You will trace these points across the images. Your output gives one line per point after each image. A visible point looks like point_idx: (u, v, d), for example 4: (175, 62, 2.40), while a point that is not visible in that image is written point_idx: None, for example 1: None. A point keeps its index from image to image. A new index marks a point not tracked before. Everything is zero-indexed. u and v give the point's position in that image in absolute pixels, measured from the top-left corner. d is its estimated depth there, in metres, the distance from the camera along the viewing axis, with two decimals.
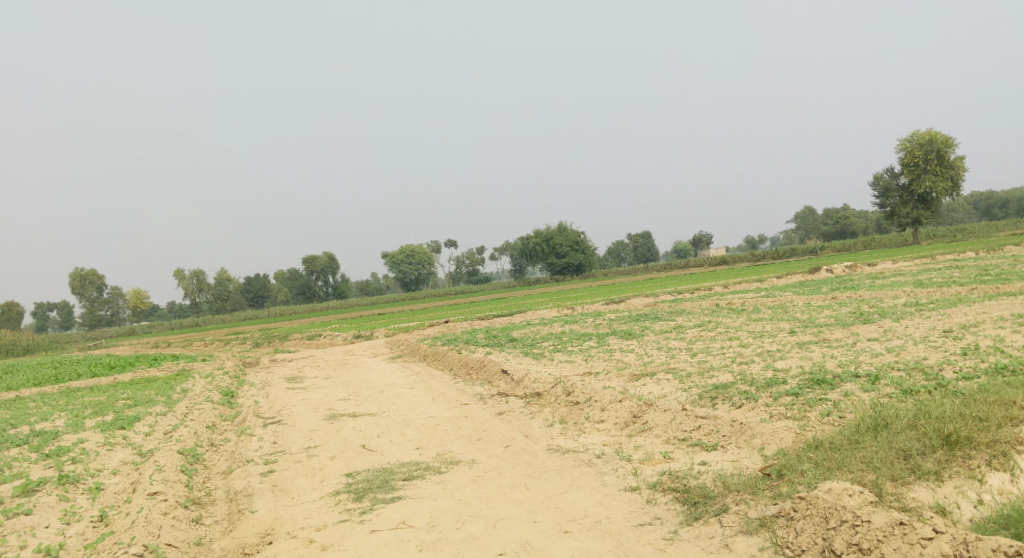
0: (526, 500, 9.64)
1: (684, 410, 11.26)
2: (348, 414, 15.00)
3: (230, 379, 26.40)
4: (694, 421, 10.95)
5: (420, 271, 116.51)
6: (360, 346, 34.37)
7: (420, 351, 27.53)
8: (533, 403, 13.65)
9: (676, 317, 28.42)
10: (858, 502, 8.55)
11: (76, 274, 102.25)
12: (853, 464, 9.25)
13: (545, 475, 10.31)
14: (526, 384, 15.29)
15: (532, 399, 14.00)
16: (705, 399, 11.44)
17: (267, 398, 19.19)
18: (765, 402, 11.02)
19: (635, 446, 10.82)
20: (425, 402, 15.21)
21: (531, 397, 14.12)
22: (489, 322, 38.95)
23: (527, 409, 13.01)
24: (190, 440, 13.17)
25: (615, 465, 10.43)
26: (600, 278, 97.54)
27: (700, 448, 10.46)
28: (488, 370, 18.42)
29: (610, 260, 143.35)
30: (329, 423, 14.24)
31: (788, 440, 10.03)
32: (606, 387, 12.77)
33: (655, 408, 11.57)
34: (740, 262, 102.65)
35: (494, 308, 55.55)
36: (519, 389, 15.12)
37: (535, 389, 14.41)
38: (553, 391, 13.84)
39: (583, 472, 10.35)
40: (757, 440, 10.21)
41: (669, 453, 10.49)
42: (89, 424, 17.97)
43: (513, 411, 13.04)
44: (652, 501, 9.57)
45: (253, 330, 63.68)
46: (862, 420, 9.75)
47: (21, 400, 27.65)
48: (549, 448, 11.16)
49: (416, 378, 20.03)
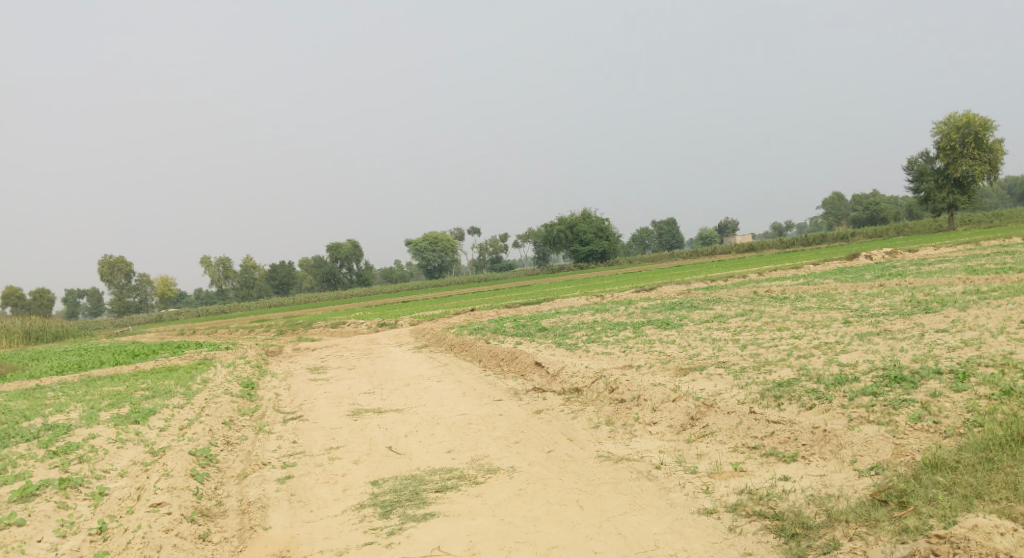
0: (581, 523, 8.54)
1: (752, 413, 10.15)
2: (373, 410, 14.01)
3: (252, 369, 25.58)
4: (765, 427, 9.86)
5: (443, 259, 115.75)
6: (385, 335, 33.50)
7: (447, 340, 26.55)
8: (574, 400, 12.57)
9: (714, 305, 27.15)
10: (999, 538, 7.17)
11: (105, 261, 102.37)
12: (972, 486, 7.95)
13: (600, 490, 9.20)
14: (563, 378, 14.21)
15: (571, 396, 12.93)
16: (769, 400, 10.33)
17: (289, 391, 18.26)
18: (841, 404, 9.89)
19: (699, 455, 9.74)
20: (455, 397, 14.20)
21: (570, 394, 13.03)
22: (516, 310, 37.87)
23: (569, 408, 11.93)
24: (204, 439, 12.22)
25: (682, 480, 9.30)
26: (625, 265, 96.06)
27: (776, 459, 9.37)
28: (521, 362, 17.36)
29: (635, 247, 141.77)
30: (352, 420, 13.25)
31: (887, 453, 8.85)
32: (655, 384, 11.69)
33: (716, 411, 10.46)
34: (768, 249, 100.72)
35: (520, 296, 54.47)
36: (557, 384, 14.04)
37: (574, 384, 13.32)
38: (594, 386, 12.76)
39: (643, 487, 9.23)
40: (846, 451, 9.08)
41: (741, 464, 9.39)
42: (102, 418, 17.13)
43: (552, 410, 11.98)
44: (738, 530, 8.32)
45: (277, 318, 63.17)
46: (994, 434, 8.41)
47: (41, 389, 27.04)
48: (598, 455, 10.09)
49: (444, 369, 19.00)
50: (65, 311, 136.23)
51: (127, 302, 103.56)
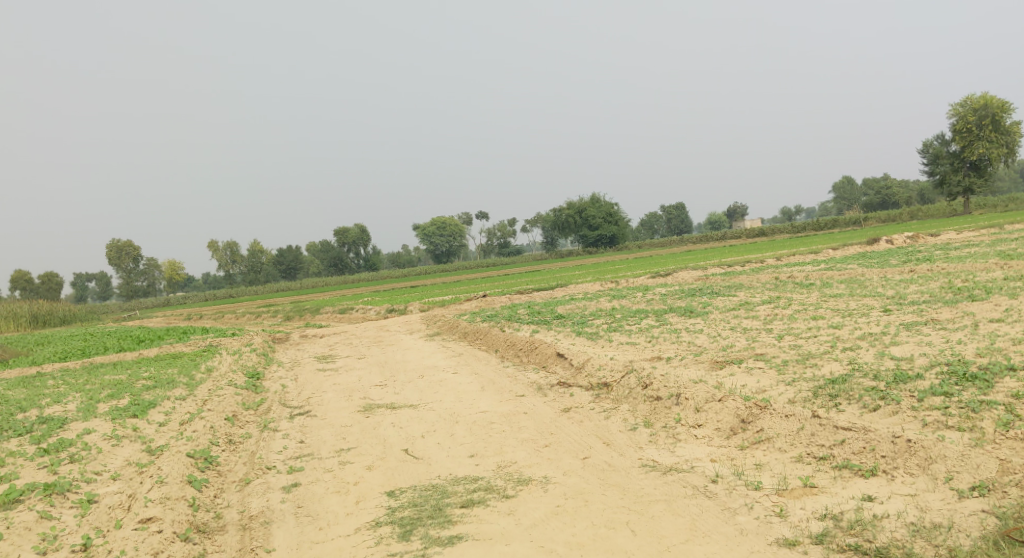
0: (634, 552, 7.63)
1: (814, 418, 9.26)
2: (386, 406, 13.15)
3: (258, 357, 24.69)
4: (832, 434, 9.02)
5: (451, 244, 114.78)
6: (395, 322, 32.57)
7: (460, 328, 25.62)
8: (604, 396, 11.66)
9: (736, 292, 26.15)
10: None
11: (112, 245, 101.51)
12: None
13: (652, 510, 8.28)
14: (589, 371, 13.30)
15: (601, 392, 12.02)
16: (828, 403, 9.43)
17: (297, 383, 17.37)
18: (912, 407, 9.01)
19: (762, 468, 8.88)
20: (473, 391, 13.33)
21: (599, 389, 12.15)
22: (528, 296, 36.89)
23: (600, 408, 11.03)
24: (204, 437, 11.32)
25: (747, 498, 8.41)
26: (634, 250, 94.95)
27: (854, 474, 8.52)
28: (542, 353, 16.46)
29: (643, 232, 140.55)
30: (365, 416, 12.40)
31: (992, 470, 7.96)
32: (694, 380, 10.83)
33: (770, 414, 9.60)
34: (779, 234, 99.28)
35: (530, 282, 53.47)
36: (583, 378, 13.14)
37: (603, 379, 12.41)
38: (625, 381, 11.85)
39: (702, 508, 8.31)
40: (938, 466, 8.20)
41: (811, 479, 8.55)
42: (101, 410, 16.26)
43: (582, 408, 11.10)
44: None
45: (285, 303, 62.38)
46: None
47: (42, 376, 26.21)
48: (642, 464, 9.23)
49: (459, 360, 18.10)
50: (72, 295, 135.95)
51: (135, 287, 103.04)
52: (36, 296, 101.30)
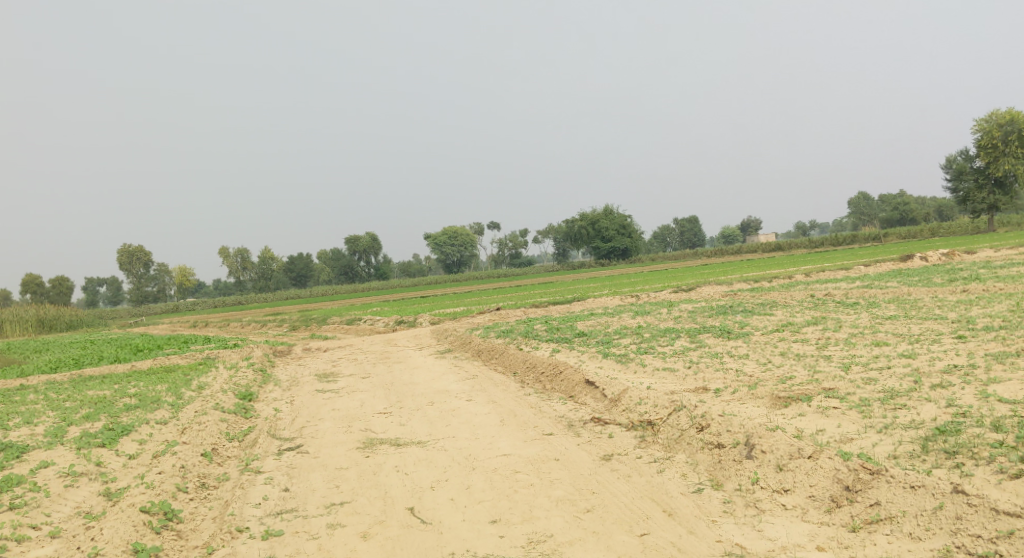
0: None
1: (951, 495, 7.54)
2: (390, 441, 11.32)
3: (255, 373, 22.84)
4: (991, 522, 7.26)
5: (462, 254, 113.08)
6: (403, 336, 30.70)
7: (474, 344, 23.74)
8: (651, 442, 9.80)
9: (771, 310, 24.10)
10: None
11: (123, 250, 100.24)
12: None
13: None
14: (627, 405, 11.35)
15: (643, 433, 10.17)
16: (956, 472, 7.77)
17: (292, 408, 15.50)
18: None
19: None
20: (491, 424, 11.51)
21: (642, 428, 10.30)
22: (544, 311, 34.94)
23: (651, 463, 9.22)
24: (168, 484, 9.47)
25: None
26: (647, 263, 92.89)
27: None
28: (567, 380, 14.49)
29: (655, 245, 138.72)
30: (366, 454, 10.60)
31: None
32: (761, 425, 9.13)
33: (884, 482, 7.92)
34: (796, 250, 96.88)
35: (543, 294, 51.50)
36: (620, 413, 11.21)
37: (645, 416, 10.53)
38: (674, 420, 10.02)
39: None
40: None
41: None
42: (70, 436, 14.42)
43: (628, 457, 9.38)
44: None
45: (291, 312, 60.59)
46: None
47: (26, 390, 24.44)
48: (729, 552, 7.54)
49: (474, 384, 16.15)
50: (82, 300, 134.80)
51: (145, 292, 101.86)
52: (48, 300, 100.16)
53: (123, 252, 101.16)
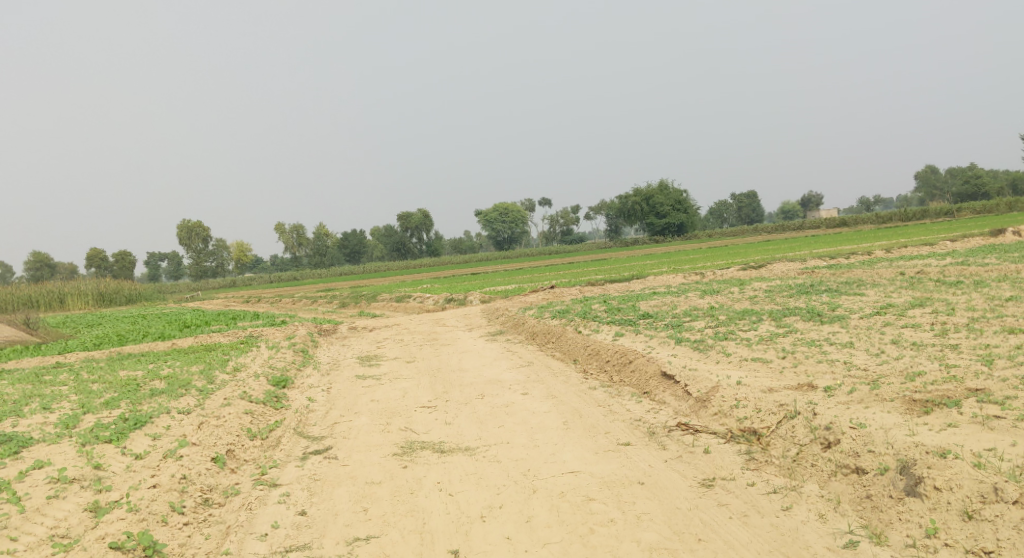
0: None
1: None
2: (433, 444, 9.54)
3: (296, 355, 21.28)
4: None
5: (514, 230, 111.16)
6: (453, 314, 28.98)
7: (529, 326, 21.83)
8: (761, 468, 7.96)
9: (860, 290, 21.55)
10: None
11: (184, 225, 100.79)
12: None
13: None
14: (721, 408, 9.34)
15: (753, 447, 8.36)
16: None
17: (327, 399, 13.80)
18: None
19: None
20: (553, 427, 9.62)
21: (747, 440, 8.45)
22: (602, 289, 32.74)
23: (768, 500, 7.43)
24: (160, 509, 7.88)
25: None
26: (703, 240, 89.64)
27: None
28: (641, 371, 12.47)
29: (712, 222, 134.93)
30: (403, 461, 8.92)
31: None
32: (923, 450, 7.29)
33: None
34: (863, 225, 92.47)
35: (597, 272, 49.18)
36: (712, 418, 9.23)
37: (749, 427, 8.63)
38: (792, 436, 8.22)
39: None
40: None
41: None
42: (82, 428, 12.93)
43: (741, 489, 7.60)
44: None
45: (341, 288, 59.47)
46: None
47: (61, 369, 23.31)
48: None
49: (531, 374, 14.22)
50: (146, 275, 137.16)
51: (204, 267, 102.57)
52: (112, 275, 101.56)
53: (182, 227, 101.61)
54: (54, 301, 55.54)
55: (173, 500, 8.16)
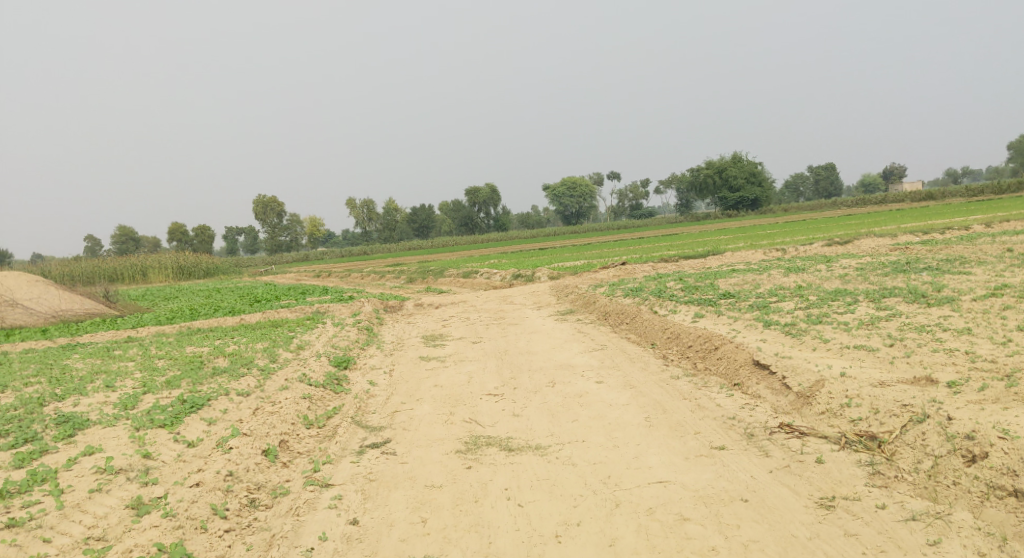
0: None
1: None
2: (493, 438, 8.78)
3: (360, 333, 20.65)
4: None
5: (583, 205, 109.45)
6: (521, 292, 28.03)
7: (601, 306, 20.75)
8: (895, 488, 7.19)
9: (966, 269, 19.69)
10: None
11: (259, 200, 102.34)
12: None
13: None
14: (830, 407, 8.32)
15: (872, 457, 7.58)
16: None
17: (389, 382, 13.08)
18: None
19: None
20: (634, 424, 8.62)
21: (870, 448, 7.66)
22: (677, 266, 31.30)
23: (905, 528, 6.74)
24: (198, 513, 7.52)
25: None
26: (778, 214, 86.41)
27: None
28: (729, 360, 11.33)
29: (787, 196, 130.46)
30: (462, 454, 8.32)
31: None
32: None
33: None
34: (951, 199, 87.75)
35: (669, 248, 47.46)
36: (821, 420, 8.24)
37: (870, 431, 7.82)
38: (928, 445, 7.40)
39: None
40: None
41: None
42: (140, 409, 12.43)
43: (873, 514, 6.90)
44: None
45: (409, 263, 59.14)
46: None
47: (130, 343, 23.16)
48: None
49: (607, 359, 13.19)
50: (223, 249, 140.03)
51: (279, 242, 103.94)
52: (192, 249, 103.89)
53: (257, 203, 103.11)
54: (137, 274, 56.76)
55: (215, 502, 7.76)
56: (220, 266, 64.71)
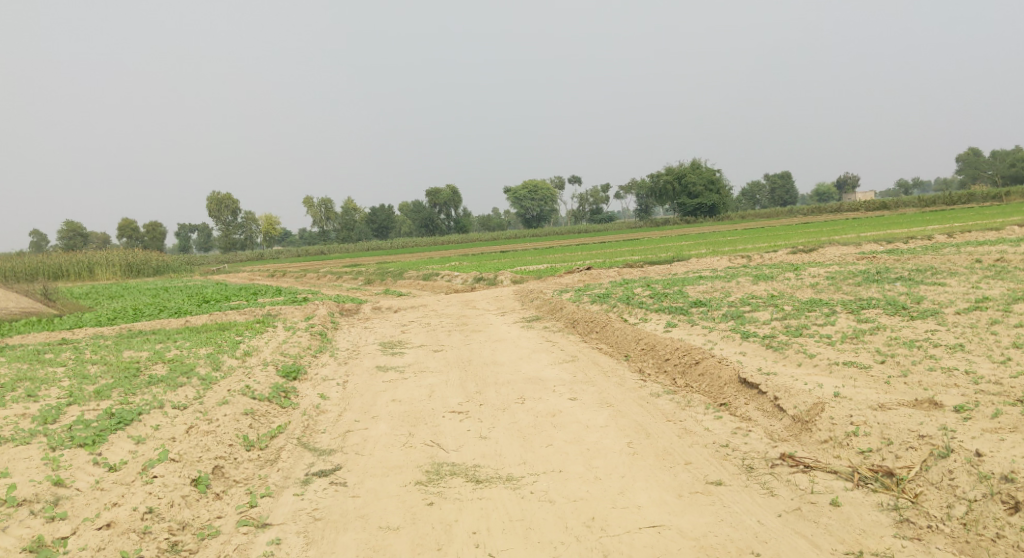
0: None
1: None
2: (454, 464, 7.85)
3: (313, 339, 19.46)
4: None
5: (543, 208, 108.91)
6: (483, 296, 27.07)
7: (568, 312, 19.89)
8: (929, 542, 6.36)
9: (940, 279, 19.25)
10: None
11: (214, 198, 99.83)
12: None
13: None
14: (837, 440, 7.62)
15: (895, 499, 6.84)
16: None
17: (342, 396, 12.00)
18: None
19: None
20: (616, 452, 7.76)
21: (891, 492, 6.89)
22: (642, 272, 30.61)
23: None
24: None
25: None
26: (736, 221, 86.76)
27: None
28: (712, 377, 10.49)
29: (744, 203, 131.78)
30: (422, 485, 7.40)
31: None
32: None
33: None
34: (904, 209, 89.17)
35: (631, 253, 46.87)
36: (829, 455, 7.52)
37: (888, 469, 7.07)
38: (958, 490, 6.66)
39: None
40: None
41: None
42: (61, 423, 11.14)
43: None
44: None
45: (367, 264, 57.80)
46: None
47: (65, 346, 21.61)
48: None
49: (578, 372, 12.27)
50: (177, 247, 136.50)
51: (234, 240, 101.43)
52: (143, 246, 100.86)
53: (211, 200, 100.52)
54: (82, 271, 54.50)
55: (129, 547, 6.73)
56: (171, 264, 62.52)
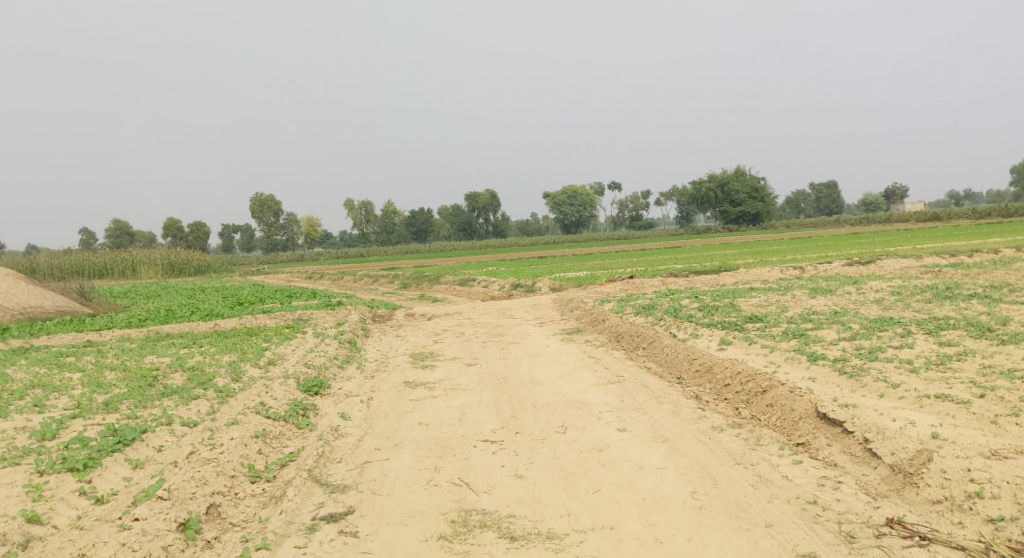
0: None
1: None
2: (485, 515, 6.84)
3: (342, 347, 18.39)
4: None
5: (583, 214, 107.41)
6: (521, 304, 25.86)
7: (612, 325, 18.59)
8: None
9: (1020, 298, 17.60)
10: None
11: (257, 198, 100.21)
12: None
13: None
14: (958, 504, 6.64)
15: None
16: None
17: (364, 416, 10.87)
18: None
19: None
20: (677, 510, 6.70)
21: None
22: (688, 282, 29.16)
23: None
24: None
25: None
26: (781, 230, 84.50)
27: None
28: (784, 410, 9.13)
29: (787, 212, 128.87)
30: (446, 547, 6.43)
31: None
32: None
33: None
34: (957, 220, 86.13)
35: (675, 261, 45.29)
36: (950, 522, 6.55)
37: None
38: None
39: None
40: None
41: None
42: (59, 441, 10.18)
43: None
44: None
45: (404, 268, 56.93)
46: None
47: (89, 348, 20.83)
48: None
49: (626, 397, 10.99)
50: (219, 247, 137.60)
51: (275, 241, 101.57)
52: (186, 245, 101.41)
53: (254, 200, 100.81)
54: (123, 270, 54.39)
55: None
56: (212, 265, 62.32)
